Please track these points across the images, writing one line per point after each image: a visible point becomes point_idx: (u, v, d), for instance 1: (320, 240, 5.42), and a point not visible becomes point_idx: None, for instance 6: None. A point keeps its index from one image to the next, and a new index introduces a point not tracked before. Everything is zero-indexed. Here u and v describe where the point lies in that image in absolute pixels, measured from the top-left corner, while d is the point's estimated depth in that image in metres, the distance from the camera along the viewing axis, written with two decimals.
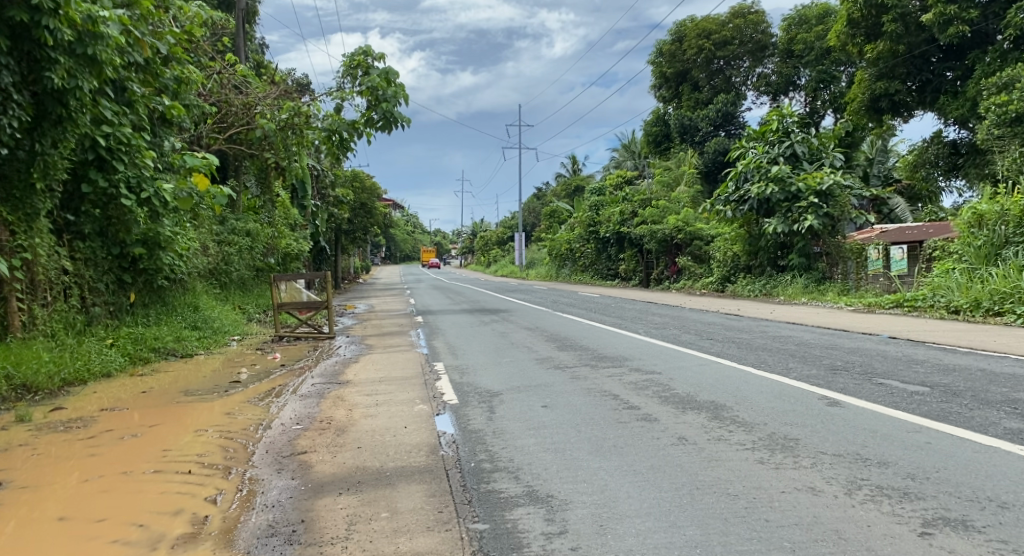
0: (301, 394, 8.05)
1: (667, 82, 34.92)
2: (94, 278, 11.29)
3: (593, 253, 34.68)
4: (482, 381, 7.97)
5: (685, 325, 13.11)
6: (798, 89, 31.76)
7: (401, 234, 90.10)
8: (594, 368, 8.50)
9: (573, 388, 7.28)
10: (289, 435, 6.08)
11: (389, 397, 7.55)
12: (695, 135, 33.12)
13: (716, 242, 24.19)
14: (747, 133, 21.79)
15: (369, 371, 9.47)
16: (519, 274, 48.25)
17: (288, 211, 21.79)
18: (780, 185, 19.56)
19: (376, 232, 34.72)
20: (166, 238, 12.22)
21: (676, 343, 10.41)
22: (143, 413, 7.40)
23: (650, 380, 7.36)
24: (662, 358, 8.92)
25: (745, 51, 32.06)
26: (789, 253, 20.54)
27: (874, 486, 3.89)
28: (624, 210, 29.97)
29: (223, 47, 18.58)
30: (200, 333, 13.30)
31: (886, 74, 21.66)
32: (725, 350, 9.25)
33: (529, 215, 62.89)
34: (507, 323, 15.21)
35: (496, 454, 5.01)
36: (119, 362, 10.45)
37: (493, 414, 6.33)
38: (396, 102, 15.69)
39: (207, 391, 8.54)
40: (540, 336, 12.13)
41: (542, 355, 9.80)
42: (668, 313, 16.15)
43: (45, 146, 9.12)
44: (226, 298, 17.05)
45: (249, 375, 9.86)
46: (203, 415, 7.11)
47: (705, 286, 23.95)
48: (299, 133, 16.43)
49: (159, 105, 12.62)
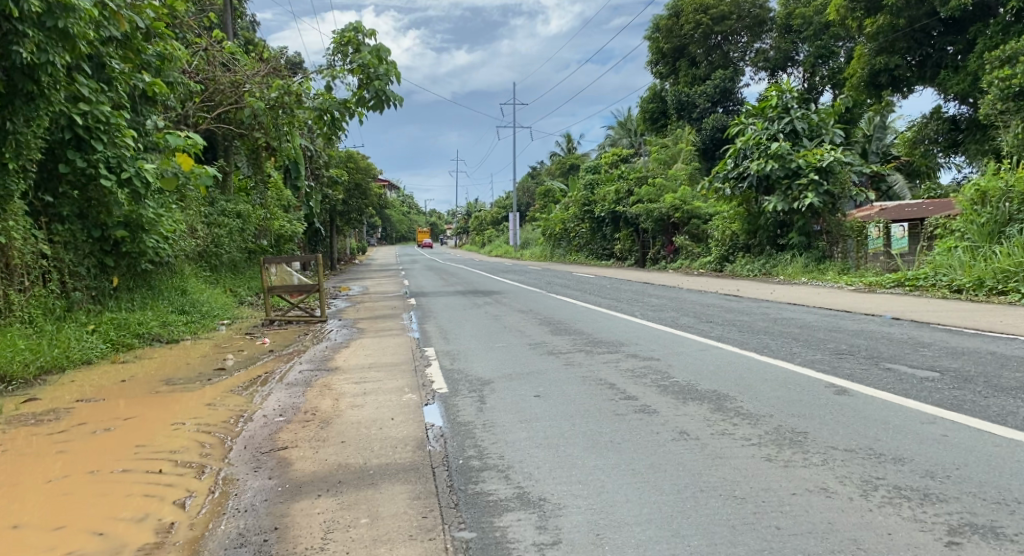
0: (286, 382, 7.76)
1: (665, 58, 34.40)
2: (74, 262, 10.96)
3: (589, 232, 34.35)
4: (473, 368, 7.68)
5: (683, 307, 12.83)
6: (797, 65, 31.42)
7: (395, 213, 89.51)
8: (590, 354, 8.23)
9: (568, 376, 7.00)
10: (270, 428, 5.78)
11: (378, 385, 7.26)
12: (692, 112, 32.66)
13: (714, 220, 23.88)
14: (747, 109, 21.40)
15: (359, 357, 9.18)
16: (514, 253, 47.94)
17: (280, 192, 21.42)
18: (780, 162, 19.20)
19: (371, 213, 34.34)
20: (149, 220, 11.88)
21: (675, 327, 10.14)
22: (120, 403, 7.09)
23: (648, 367, 7.07)
24: (661, 342, 8.65)
25: (743, 26, 31.54)
26: (789, 231, 20.28)
27: (892, 487, 3.61)
28: (620, 189, 29.59)
29: (210, 23, 18.13)
30: (187, 317, 12.97)
31: (886, 49, 21.24)
32: (726, 334, 8.98)
33: (525, 194, 62.44)
34: (501, 305, 14.95)
35: (486, 449, 4.73)
36: (100, 349, 10.12)
37: (483, 405, 6.04)
38: (387, 80, 15.28)
39: (189, 380, 8.22)
40: (535, 320, 11.84)
41: (537, 340, 9.51)
42: (666, 294, 15.87)
43: (17, 125, 9.01)
44: (216, 282, 16.72)
45: (234, 362, 9.55)
46: (182, 406, 6.80)
47: (703, 265, 23.68)
48: (289, 112, 15.91)
49: (139, 82, 12.27)
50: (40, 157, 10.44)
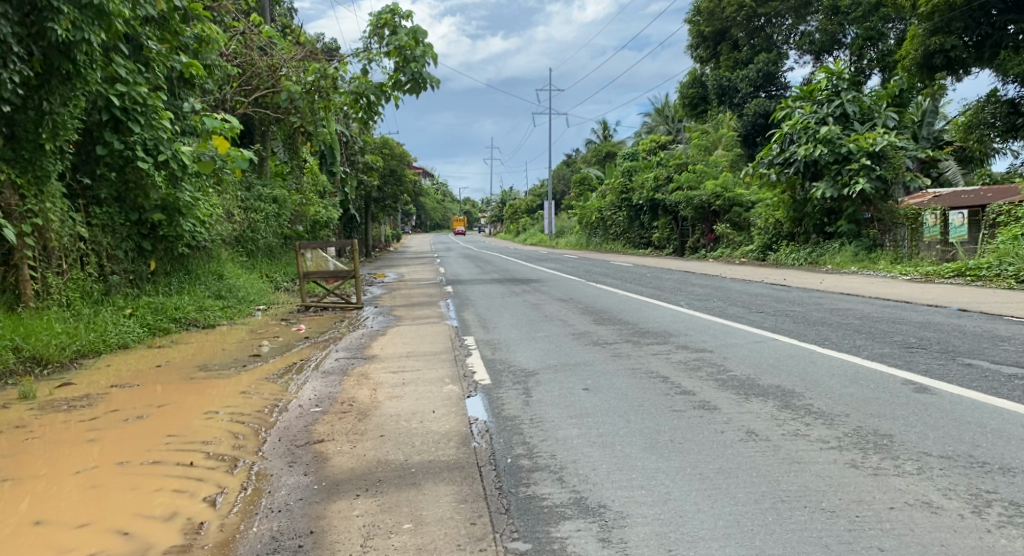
0: (322, 370, 7.50)
1: (705, 42, 33.60)
2: (112, 245, 10.84)
3: (626, 220, 33.79)
4: (515, 359, 7.34)
5: (729, 296, 12.36)
6: (843, 47, 30.34)
7: (429, 201, 89.48)
8: (638, 344, 7.84)
9: (616, 368, 6.62)
10: (306, 419, 5.51)
11: (416, 374, 6.97)
12: (734, 97, 31.82)
13: (757, 208, 23.23)
14: (793, 93, 20.75)
15: (396, 345, 8.90)
16: (548, 242, 47.46)
17: (316, 178, 21.24)
18: (829, 147, 18.53)
19: (406, 200, 34.13)
20: (186, 204, 11.69)
21: (725, 317, 9.70)
22: (153, 390, 6.87)
23: (701, 359, 6.67)
24: (711, 334, 8.23)
25: (788, 8, 30.58)
26: (837, 219, 19.63)
27: (1008, 503, 3.22)
28: (659, 175, 28.97)
29: (247, 6, 18.00)
30: (224, 302, 12.82)
31: (941, 29, 20.33)
32: (781, 326, 8.52)
33: (559, 182, 61.89)
34: (539, 293, 14.61)
35: (535, 447, 4.39)
36: (137, 334, 9.90)
37: (529, 398, 5.70)
38: (424, 63, 14.95)
39: (224, 366, 8.00)
40: (576, 308, 11.47)
41: (580, 330, 9.14)
42: (709, 283, 15.38)
43: (53, 104, 8.74)
44: (252, 267, 16.63)
45: (270, 348, 9.32)
46: (217, 394, 6.56)
47: (745, 254, 23.02)
48: (326, 96, 15.77)
49: (176, 63, 12.12)
50: (76, 138, 10.31)
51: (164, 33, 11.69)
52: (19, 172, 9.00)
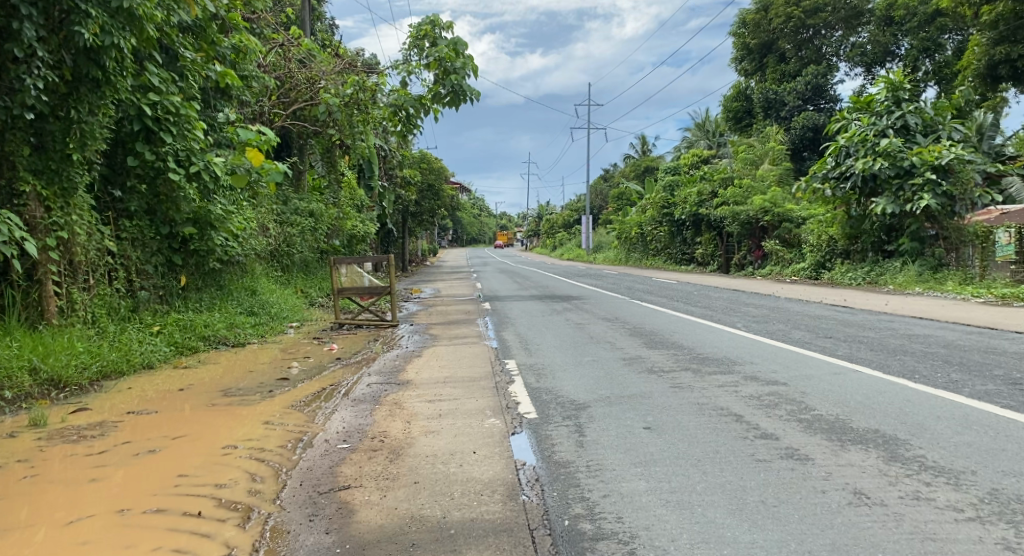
0: (353, 397, 6.88)
1: (751, 55, 32.70)
2: (141, 260, 10.39)
3: (667, 236, 32.91)
4: (564, 388, 6.65)
5: (789, 319, 11.53)
6: (896, 60, 29.23)
7: (466, 216, 89.12)
8: (699, 373, 7.13)
9: (679, 402, 5.93)
10: (331, 459, 4.89)
11: (455, 405, 6.31)
12: (781, 110, 30.78)
13: (809, 224, 22.28)
14: (848, 105, 19.88)
15: (432, 368, 8.27)
16: (585, 257, 46.62)
17: (354, 192, 20.79)
18: (889, 160, 17.59)
19: (443, 215, 33.62)
20: (218, 217, 11.21)
21: (791, 343, 8.97)
22: (171, 417, 6.31)
23: (777, 395, 5.92)
24: (781, 362, 7.50)
25: (838, 19, 29.57)
26: (898, 236, 18.69)
27: None
28: (703, 190, 28.06)
29: (289, 18, 17.76)
30: (256, 319, 12.33)
31: (1007, 38, 19.30)
32: (859, 356, 7.78)
33: (597, 198, 61.10)
34: (581, 312, 13.95)
35: (597, 507, 3.77)
36: (164, 353, 9.37)
37: (584, 438, 5.01)
38: (465, 75, 14.44)
39: (250, 391, 7.41)
40: (624, 330, 10.76)
41: (631, 355, 8.42)
42: (764, 303, 14.55)
43: (82, 113, 8.30)
44: (288, 282, 16.25)
45: (300, 371, 8.72)
46: (239, 425, 5.98)
47: (796, 272, 22.00)
48: (365, 110, 15.43)
49: (211, 73, 11.74)
50: (102, 148, 9.89)
51: (199, 41, 11.34)
52: (46, 183, 8.44)
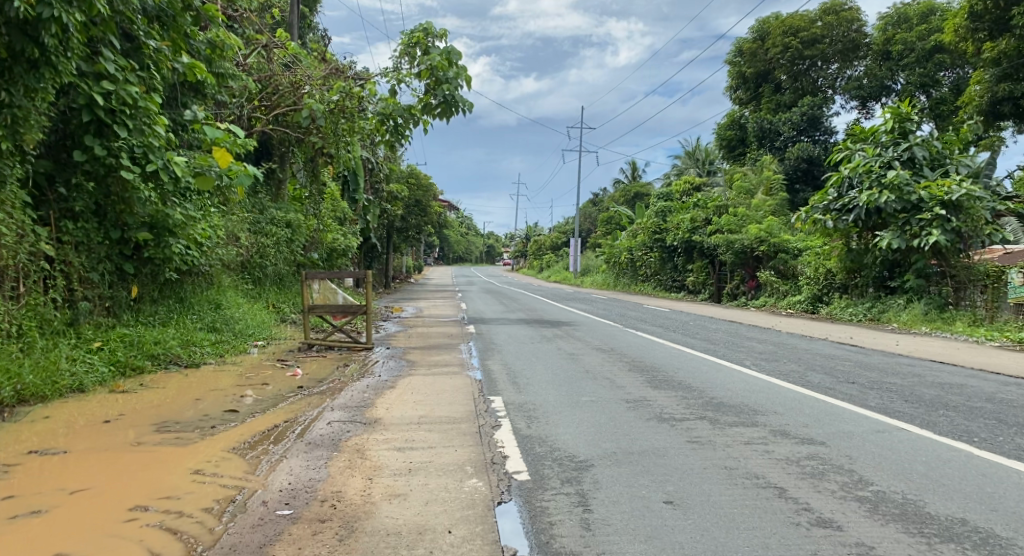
0: (307, 441, 5.78)
1: (746, 83, 31.95)
2: (86, 266, 9.25)
3: (656, 263, 32.03)
4: (560, 439, 5.60)
5: (800, 358, 10.57)
6: (892, 95, 28.41)
7: (453, 235, 87.99)
8: (717, 422, 6.14)
9: (701, 464, 4.92)
10: (264, 533, 3.89)
11: (429, 457, 5.24)
12: (775, 140, 29.96)
13: (806, 256, 21.43)
14: (852, 135, 19.16)
15: (405, 404, 7.18)
16: (572, 281, 45.58)
17: (336, 204, 19.71)
18: (897, 194, 16.83)
19: (429, 232, 32.49)
20: (177, 223, 10.08)
21: (812, 387, 8.00)
22: (80, 459, 5.21)
23: (818, 460, 4.93)
24: (809, 413, 6.49)
25: (835, 51, 29.00)
26: (902, 272, 17.83)
27: None
28: (696, 217, 27.21)
29: (274, 20, 16.78)
30: (216, 337, 11.18)
31: (1010, 76, 18.37)
32: (894, 407, 6.83)
33: (584, 221, 60.51)
34: (572, 340, 12.90)
35: None
36: (98, 375, 8.22)
37: (591, 516, 4.04)
38: (457, 86, 13.47)
39: (187, 426, 6.29)
40: (623, 365, 9.73)
41: (634, 396, 7.39)
42: (767, 338, 13.59)
43: (15, 96, 7.32)
44: (258, 296, 15.09)
45: (254, 401, 7.59)
46: (160, 474, 4.88)
47: (792, 305, 21.08)
48: (351, 119, 14.30)
49: (179, 65, 10.67)
50: (43, 138, 8.78)
51: (167, 31, 10.12)
52: None
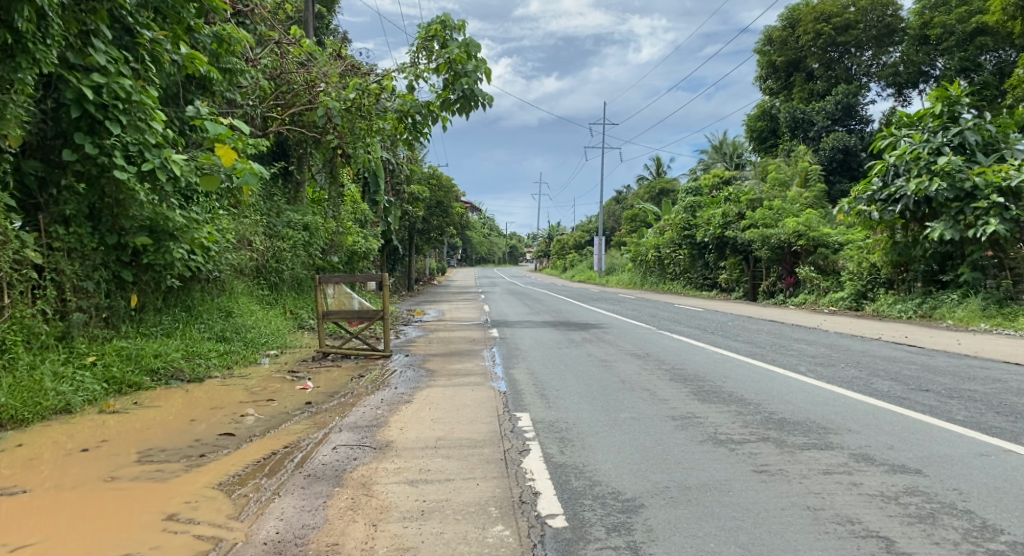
0: (307, 472, 4.98)
1: (776, 73, 30.86)
2: (80, 275, 8.55)
3: (687, 260, 30.97)
4: (600, 469, 4.76)
5: (859, 362, 9.59)
6: (931, 80, 27.26)
7: (477, 237, 87.33)
8: (782, 444, 5.26)
9: (774, 501, 4.08)
10: None
11: (446, 494, 4.40)
12: (808, 131, 28.73)
13: (847, 250, 20.32)
14: (898, 120, 17.97)
15: (421, 424, 6.32)
16: (598, 280, 44.56)
17: (356, 206, 18.98)
18: (948, 181, 15.66)
19: (452, 233, 31.72)
20: (180, 226, 9.33)
21: (883, 396, 7.04)
22: (39, 504, 4.51)
23: (920, 494, 4.07)
24: (891, 430, 5.56)
25: (869, 37, 27.72)
26: (957, 265, 16.64)
27: None
28: (728, 212, 26.10)
29: (287, 15, 16.05)
30: (226, 346, 10.42)
31: None
32: (989, 422, 5.87)
33: (609, 219, 59.67)
34: (604, 344, 12.01)
35: None
36: (88, 393, 7.52)
37: None
38: (477, 79, 12.64)
39: (174, 455, 5.56)
40: (662, 373, 8.81)
41: (681, 411, 6.49)
42: (816, 340, 12.55)
43: None
44: (275, 302, 14.38)
45: (257, 421, 6.83)
46: (126, 521, 4.18)
47: (834, 302, 19.94)
48: (368, 118, 13.42)
49: (181, 60, 9.87)
50: (29, 137, 8.09)
51: (168, 23, 9.36)
52: None
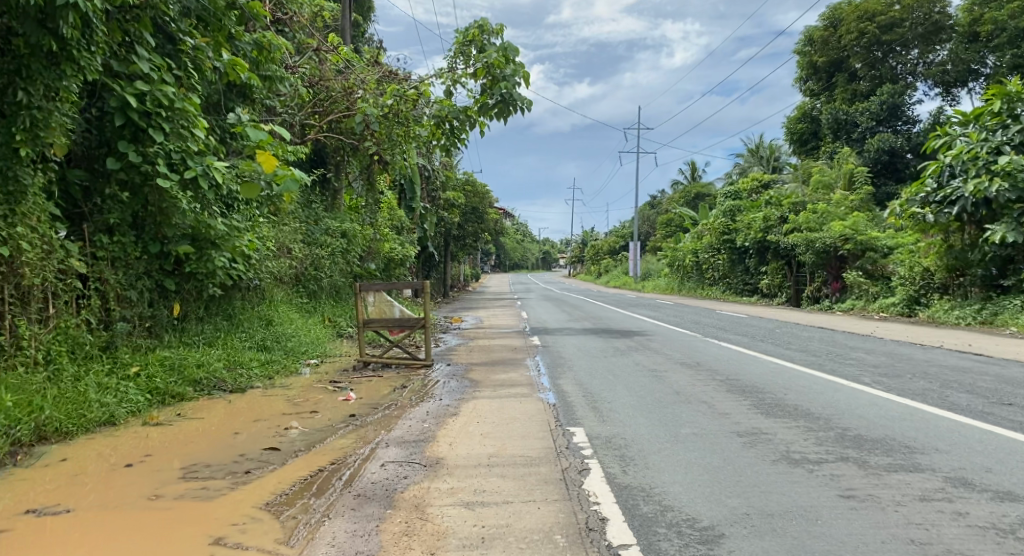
0: (356, 492, 4.70)
1: (817, 74, 30.15)
2: (123, 283, 8.42)
3: (726, 266, 30.33)
4: (671, 491, 4.41)
5: (924, 373, 9.09)
6: (980, 78, 26.28)
7: (509, 243, 87.08)
8: (865, 465, 4.85)
9: (872, 533, 3.71)
10: None
11: (506, 519, 4.09)
12: (852, 132, 27.95)
13: (898, 254, 19.62)
14: (952, 119, 17.27)
15: (470, 439, 6.01)
16: (633, 285, 43.95)
17: (392, 212, 18.79)
18: (1010, 181, 14.96)
19: (487, 239, 31.46)
20: (222, 234, 9.15)
21: (961, 411, 6.57)
22: (81, 525, 4.29)
23: None
24: (983, 450, 5.12)
25: (915, 35, 26.89)
26: (1019, 270, 15.91)
27: None
28: (770, 215, 25.45)
29: (324, 21, 15.93)
30: (267, 356, 10.23)
31: None
32: None
33: (644, 223, 59.02)
34: (650, 353, 11.60)
35: None
36: (131, 405, 7.34)
37: None
38: (516, 83, 12.34)
39: (218, 471, 5.33)
40: (717, 384, 8.40)
41: (746, 427, 6.10)
42: (873, 348, 12.01)
43: (34, 95, 6.52)
44: (314, 309, 14.20)
45: (301, 434, 6.59)
46: (171, 546, 3.95)
47: (884, 307, 19.24)
48: (405, 124, 13.20)
49: (223, 68, 9.70)
50: (73, 145, 7.99)
51: (210, 30, 9.20)
52: None
